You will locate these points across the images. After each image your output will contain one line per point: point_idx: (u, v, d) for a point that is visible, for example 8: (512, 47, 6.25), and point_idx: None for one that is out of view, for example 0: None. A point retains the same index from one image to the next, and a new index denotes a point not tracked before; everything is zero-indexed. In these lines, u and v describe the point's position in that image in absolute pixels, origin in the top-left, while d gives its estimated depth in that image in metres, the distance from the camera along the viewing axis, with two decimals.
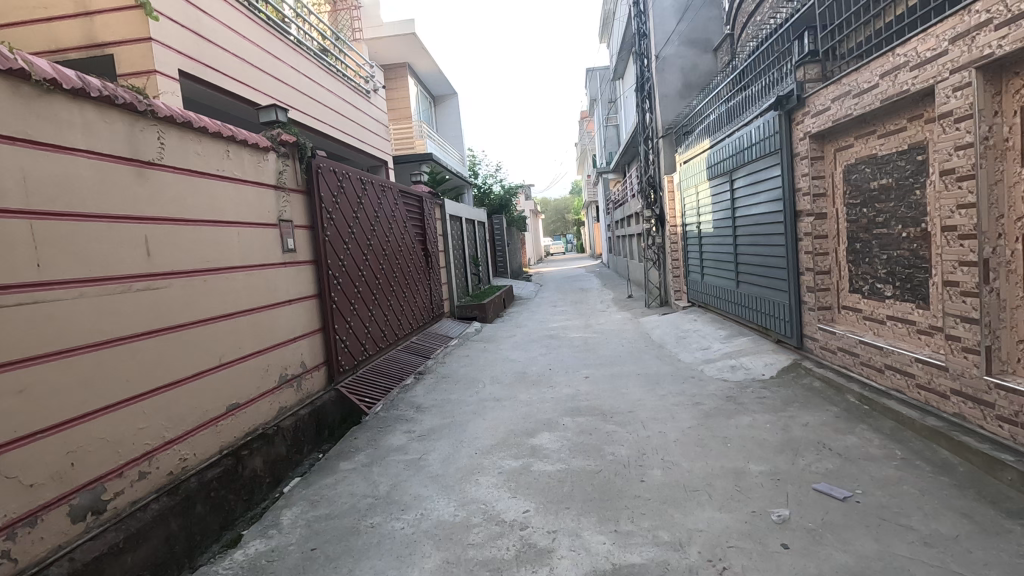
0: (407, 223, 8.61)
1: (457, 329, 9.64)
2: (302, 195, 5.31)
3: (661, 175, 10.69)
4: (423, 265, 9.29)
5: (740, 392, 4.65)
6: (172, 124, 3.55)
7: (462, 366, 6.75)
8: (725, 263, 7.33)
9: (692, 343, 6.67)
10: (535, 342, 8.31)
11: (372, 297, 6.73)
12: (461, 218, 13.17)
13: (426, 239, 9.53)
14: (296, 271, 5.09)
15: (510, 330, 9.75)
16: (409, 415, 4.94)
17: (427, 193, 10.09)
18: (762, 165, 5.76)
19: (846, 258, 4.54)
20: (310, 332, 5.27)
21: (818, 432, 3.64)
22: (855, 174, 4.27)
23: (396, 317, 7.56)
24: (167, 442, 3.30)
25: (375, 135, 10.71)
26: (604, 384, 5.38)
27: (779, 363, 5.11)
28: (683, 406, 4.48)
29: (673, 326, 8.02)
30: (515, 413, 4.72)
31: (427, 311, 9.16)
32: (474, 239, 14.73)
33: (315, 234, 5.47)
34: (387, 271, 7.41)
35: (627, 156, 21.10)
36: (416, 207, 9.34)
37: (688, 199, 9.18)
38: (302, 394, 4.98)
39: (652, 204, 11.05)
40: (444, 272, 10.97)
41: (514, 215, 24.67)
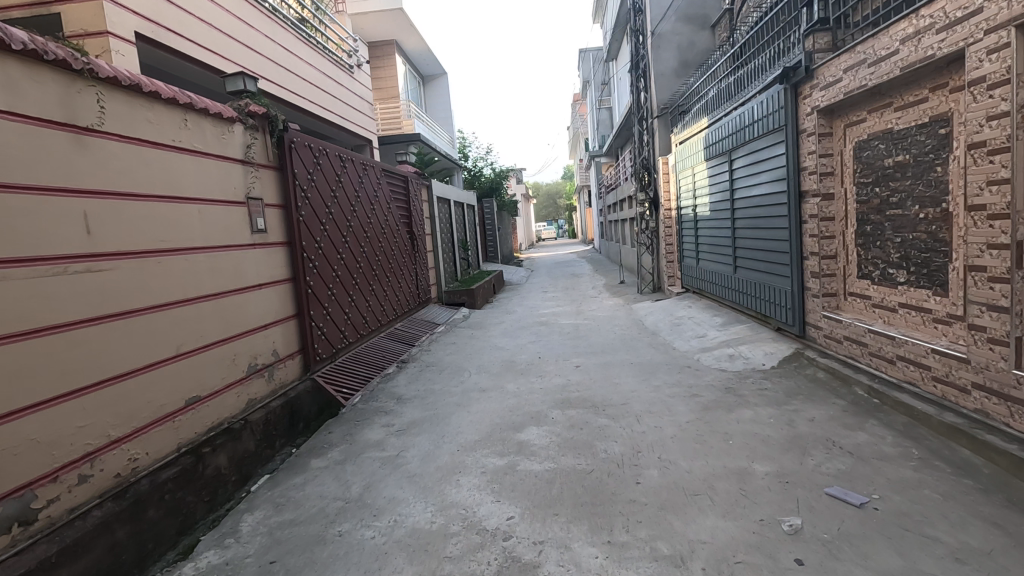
0: (392, 204, 8.23)
1: (444, 316, 9.33)
2: (274, 172, 4.93)
3: (656, 157, 10.35)
4: (409, 249, 8.93)
5: (740, 384, 4.38)
6: (117, 86, 3.17)
7: (448, 354, 6.45)
8: (722, 247, 7.05)
9: (687, 331, 6.40)
10: (525, 329, 8.02)
11: (353, 281, 6.39)
12: (450, 200, 12.78)
13: (412, 222, 9.17)
14: (267, 254, 4.74)
15: (499, 317, 9.45)
16: (389, 407, 4.64)
17: (413, 173, 9.70)
18: (765, 143, 5.45)
19: (854, 241, 4.27)
20: (283, 318, 4.93)
21: (826, 428, 3.38)
22: (866, 150, 3.98)
23: (380, 303, 7.24)
24: (113, 441, 2.97)
25: (359, 113, 10.26)
26: (596, 374, 5.10)
27: (780, 353, 4.86)
28: (679, 398, 4.22)
29: (667, 313, 7.76)
30: (501, 405, 4.44)
31: (413, 297, 8.84)
32: (464, 222, 14.36)
33: (289, 213, 5.10)
34: (370, 254, 7.06)
35: (621, 139, 20.72)
36: (401, 188, 8.96)
37: (683, 182, 8.88)
38: (274, 385, 4.66)
39: (647, 187, 10.72)
40: (431, 256, 10.62)
41: (505, 199, 24.26)
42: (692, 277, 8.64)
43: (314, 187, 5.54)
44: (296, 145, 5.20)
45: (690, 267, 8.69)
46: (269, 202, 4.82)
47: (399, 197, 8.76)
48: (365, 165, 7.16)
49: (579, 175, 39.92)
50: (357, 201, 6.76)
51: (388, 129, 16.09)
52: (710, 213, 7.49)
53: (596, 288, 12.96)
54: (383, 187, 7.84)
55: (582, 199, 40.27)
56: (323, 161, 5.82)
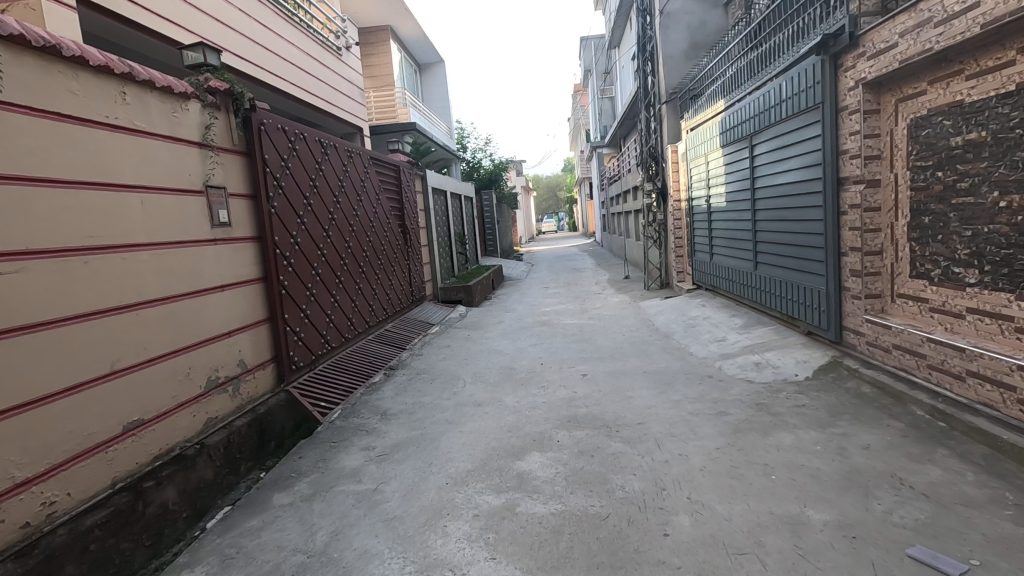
0: (382, 196, 7.64)
1: (439, 315, 8.76)
2: (240, 157, 4.33)
3: (665, 145, 9.74)
4: (401, 243, 8.34)
5: (772, 399, 3.82)
6: (26, 47, 2.58)
7: (441, 359, 5.89)
8: (741, 242, 6.47)
9: (703, 334, 5.83)
10: (525, 330, 7.45)
11: (337, 280, 5.81)
12: (446, 192, 12.19)
13: (404, 215, 8.58)
14: (231, 251, 4.16)
15: (497, 316, 8.89)
16: (371, 425, 4.08)
17: (406, 162, 9.09)
18: (794, 125, 4.86)
19: (905, 235, 3.70)
20: (252, 323, 4.36)
21: (886, 460, 2.82)
22: (926, 128, 3.41)
23: (368, 303, 6.67)
24: (20, 482, 2.41)
25: (348, 99, 9.65)
26: (605, 385, 4.54)
27: (814, 361, 4.29)
28: (704, 417, 3.64)
29: (678, 313, 7.19)
30: (498, 423, 3.88)
31: (405, 295, 8.26)
32: (461, 215, 13.77)
33: (259, 205, 4.51)
34: (357, 250, 6.49)
35: (625, 128, 20.05)
36: (392, 178, 8.36)
37: (695, 171, 8.29)
38: (240, 399, 4.10)
39: (654, 177, 10.13)
40: (426, 251, 10.03)
41: (504, 191, 23.64)
42: (704, 274, 8.06)
43: (290, 175, 4.95)
44: (267, 127, 4.61)
45: (703, 262, 8.10)
46: (235, 191, 4.24)
47: (390, 188, 8.16)
48: (352, 153, 6.57)
49: (580, 168, 39.25)
50: (342, 192, 6.17)
51: (382, 118, 15.47)
52: (727, 204, 6.90)
53: (600, 284, 12.37)
54: (372, 177, 7.25)
55: (583, 192, 39.60)
56: (301, 146, 5.23)
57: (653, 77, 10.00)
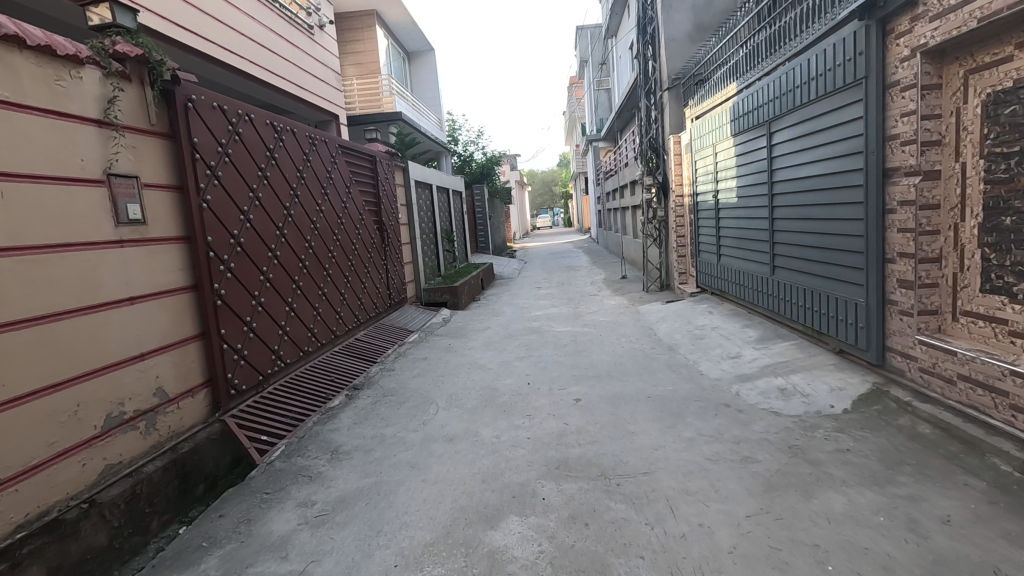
0: (356, 188, 6.86)
1: (420, 320, 8.02)
2: (159, 141, 3.56)
3: (667, 135, 9.01)
4: (378, 241, 7.57)
5: (807, 441, 3.11)
6: None
7: (414, 376, 5.15)
8: (755, 242, 5.75)
9: (712, 348, 5.12)
10: (513, 339, 6.72)
11: (294, 286, 5.05)
12: (432, 185, 11.41)
13: (381, 211, 7.80)
14: (146, 255, 3.39)
15: (483, 321, 8.16)
16: (318, 467, 3.35)
17: (384, 153, 8.30)
18: (825, 107, 4.11)
19: (975, 239, 3.00)
20: (175, 342, 3.60)
21: (977, 541, 2.12)
22: (1010, 105, 2.71)
23: (335, 310, 5.92)
24: None
25: (320, 81, 8.83)
26: (602, 414, 3.82)
27: (851, 389, 3.58)
28: (726, 465, 2.93)
29: (682, 321, 6.48)
30: (472, 469, 3.16)
31: (382, 301, 7.51)
32: (449, 210, 13.02)
33: (187, 198, 3.75)
34: (322, 251, 5.73)
35: (622, 120, 19.25)
36: (367, 170, 7.58)
37: (700, 163, 7.57)
38: (156, 437, 3.34)
39: (655, 171, 9.39)
40: (407, 250, 9.27)
41: (497, 186, 22.81)
42: (710, 276, 7.34)
43: (229, 163, 4.18)
44: (197, 104, 3.84)
45: (709, 263, 7.39)
46: (151, 181, 3.46)
47: (365, 181, 7.38)
48: (316, 140, 5.81)
49: (575, 162, 38.49)
50: (303, 184, 5.39)
51: (367, 108, 14.66)
52: (739, 200, 6.18)
53: (595, 284, 11.66)
54: (342, 167, 6.47)
55: (579, 187, 38.86)
56: (245, 129, 4.45)
57: (653, 62, 9.25)
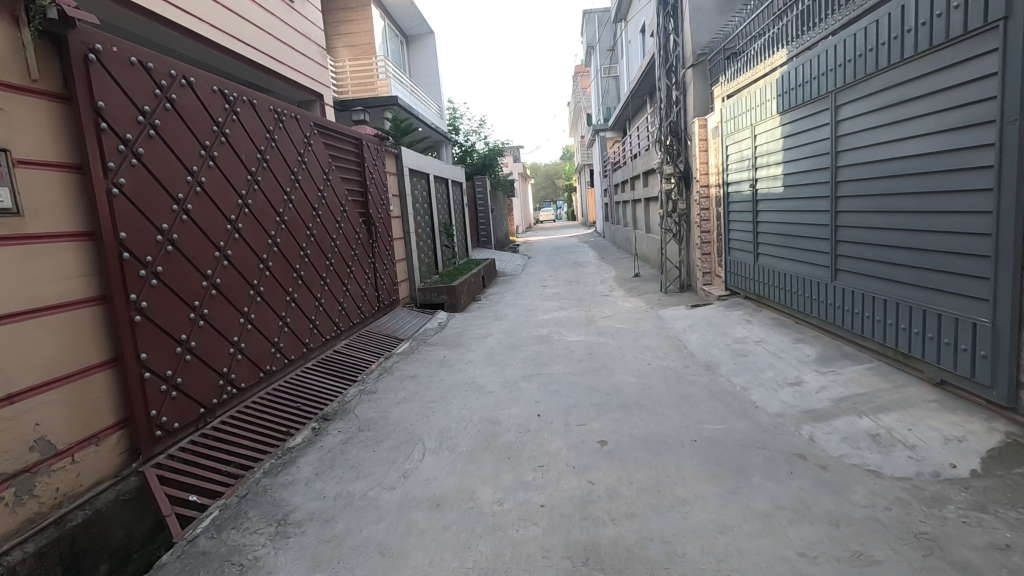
0: (337, 176, 5.93)
1: (412, 325, 7.11)
2: (45, 102, 2.63)
3: (691, 118, 8.05)
4: (365, 237, 6.63)
5: (938, 526, 2.19)
6: None
7: (399, 402, 4.25)
8: (809, 240, 4.81)
9: (761, 371, 4.20)
10: (518, 350, 5.80)
11: (251, 293, 4.13)
12: (429, 174, 10.47)
13: (368, 202, 6.86)
14: (21, 256, 2.48)
15: (484, 326, 7.24)
16: (254, 550, 2.45)
17: (372, 137, 7.36)
18: (932, 65, 3.16)
19: None
20: (71, 372, 2.69)
21: None
22: None
23: (308, 318, 5.01)
24: None
25: (301, 56, 7.87)
26: (638, 468, 2.91)
27: (975, 443, 2.67)
28: (832, 567, 2.02)
29: (715, 330, 5.56)
30: (464, 562, 2.25)
31: (369, 306, 6.59)
32: (448, 202, 12.08)
33: (91, 182, 2.83)
34: (292, 249, 4.81)
35: (632, 107, 18.23)
36: (353, 155, 6.64)
37: (731, 148, 6.61)
38: (35, 506, 2.43)
39: (677, 159, 8.44)
40: (399, 247, 8.34)
41: (499, 177, 21.82)
42: (744, 279, 6.40)
43: (156, 137, 3.26)
44: (103, 58, 2.91)
45: (742, 264, 6.45)
46: (30, 157, 2.54)
47: (350, 167, 6.45)
48: (285, 117, 4.87)
49: (580, 154, 37.46)
50: (266, 167, 4.48)
51: (362, 92, 13.70)
52: (786, 190, 5.23)
53: (606, 283, 10.73)
54: (320, 150, 5.54)
55: (584, 180, 37.85)
56: (181, 95, 3.52)
57: (676, 35, 8.27)
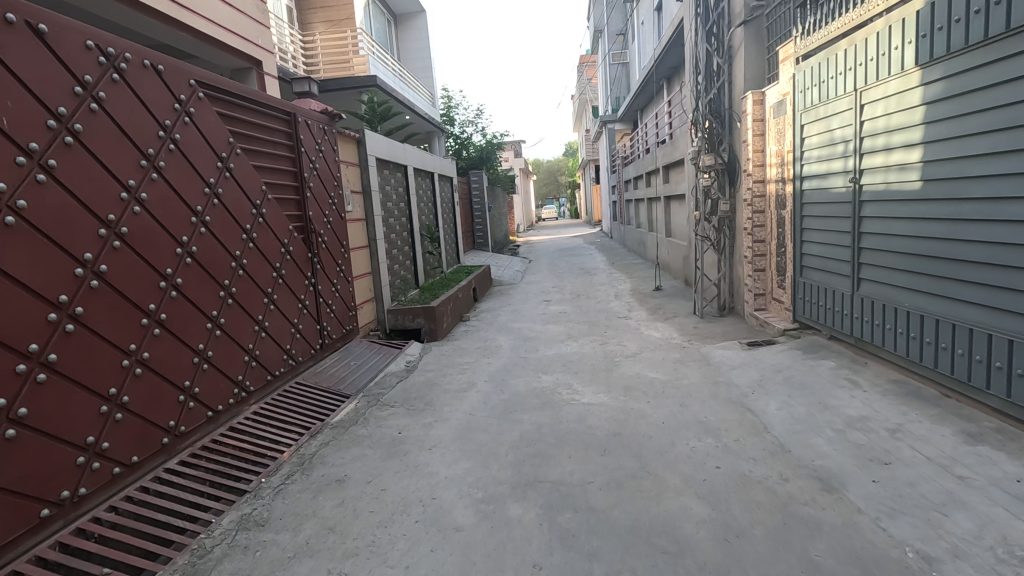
0: (246, 164, 4.04)
1: (370, 367, 5.28)
2: None
3: (741, 93, 6.13)
4: (298, 252, 4.76)
5: None
6: None
7: (293, 562, 2.42)
8: (982, 268, 2.97)
9: (937, 513, 2.33)
10: (509, 420, 3.96)
11: (20, 370, 2.27)
12: (408, 166, 8.59)
13: (306, 201, 4.98)
14: None
15: (467, 369, 5.37)
16: None
17: (316, 114, 5.47)
18: None
19: None
20: None
21: None
22: None
23: (173, 389, 3.17)
24: None
25: (226, 6, 5.97)
26: None
27: None
28: None
29: (804, 398, 3.70)
30: None
31: (303, 347, 4.73)
32: (433, 200, 10.19)
33: None
34: (139, 281, 2.96)
35: (646, 95, 16.32)
36: (282, 136, 4.75)
37: (808, 128, 4.73)
38: None
39: (718, 147, 6.54)
40: (360, 259, 6.50)
41: (497, 173, 19.94)
42: (831, 313, 4.55)
43: None
44: None
45: (826, 291, 4.60)
46: None
47: (275, 153, 4.56)
48: (128, 65, 2.99)
49: (584, 149, 35.50)
50: (71, 144, 2.60)
51: (335, 72, 11.76)
52: (924, 187, 3.37)
53: (621, 299, 8.88)
54: (209, 125, 3.66)
55: (588, 177, 35.92)
56: None
57: None
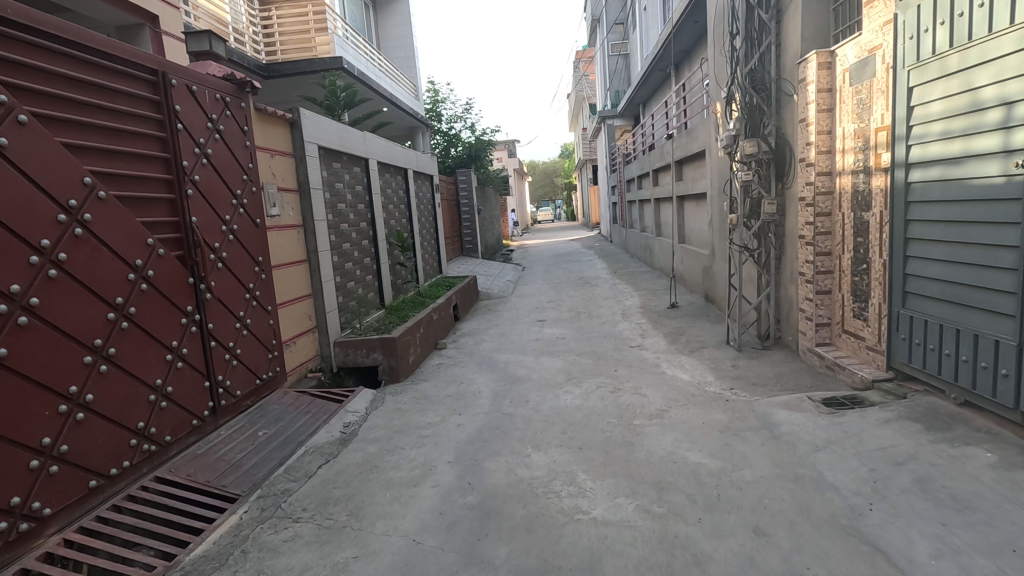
0: (42, 141, 2.47)
1: (290, 436, 3.71)
2: None
3: (795, 57, 4.61)
4: (164, 277, 3.17)
5: None
6: None
7: None
8: None
9: None
10: (475, 559, 2.41)
11: None
12: (371, 159, 7.02)
13: (184, 201, 3.39)
14: None
15: (426, 438, 3.81)
16: None
17: (218, 80, 3.87)
18: None
19: None
20: None
21: None
22: None
23: None
24: None
25: None
26: None
27: None
28: None
29: (978, 538, 2.16)
30: None
31: (169, 419, 3.15)
32: (406, 202, 8.62)
33: None
34: None
35: (652, 86, 14.87)
36: (143, 104, 3.17)
37: (923, 91, 3.21)
38: None
39: (760, 130, 5.02)
40: (293, 278, 4.93)
41: (487, 173, 18.38)
42: (968, 368, 3.03)
43: None
44: None
45: (958, 334, 3.08)
46: None
47: (120, 128, 2.98)
48: None
49: (582, 148, 33.95)
50: None
51: (297, 53, 10.16)
52: None
53: (631, 320, 7.33)
54: None
55: (585, 178, 34.41)
56: None
57: None
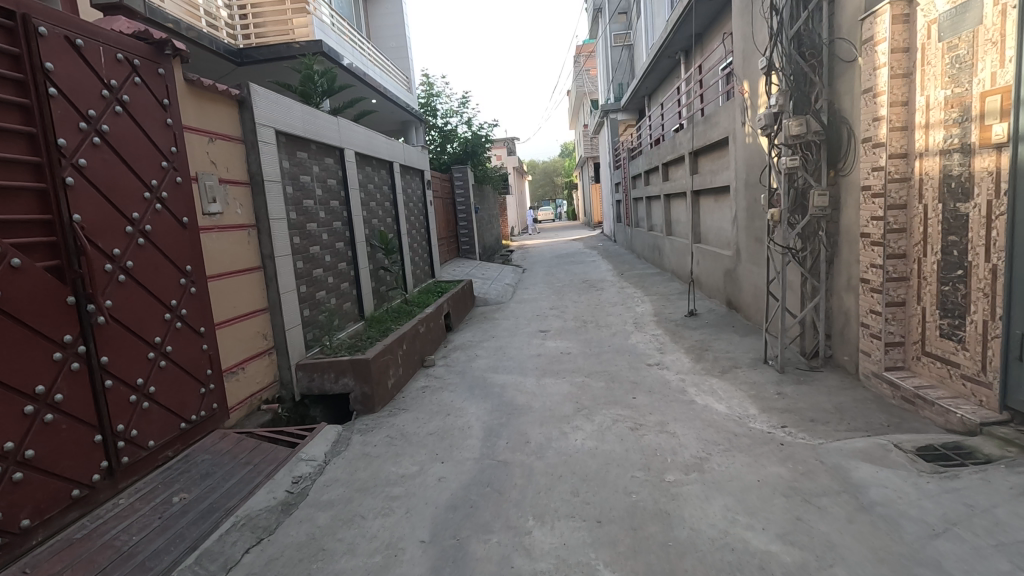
0: None
1: (220, 500, 2.84)
2: None
3: (857, 12, 3.72)
4: (22, 297, 2.29)
5: None
6: None
7: None
8: None
9: None
10: None
11: None
12: (348, 150, 6.13)
13: (60, 193, 2.50)
14: None
15: (398, 500, 2.94)
16: None
17: (124, 37, 2.98)
18: None
19: None
20: None
21: None
22: None
23: None
24: None
25: None
26: None
27: None
28: None
29: None
30: None
31: (28, 495, 2.26)
32: (392, 199, 7.73)
33: None
34: None
35: (659, 76, 13.95)
36: None
37: None
38: None
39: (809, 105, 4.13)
40: (243, 289, 4.03)
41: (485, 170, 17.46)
42: None
43: None
44: None
45: None
46: None
47: None
48: None
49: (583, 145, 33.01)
50: None
51: (275, 37, 9.31)
52: None
53: (646, 331, 6.44)
54: None
55: (586, 175, 33.48)
56: None
57: None
